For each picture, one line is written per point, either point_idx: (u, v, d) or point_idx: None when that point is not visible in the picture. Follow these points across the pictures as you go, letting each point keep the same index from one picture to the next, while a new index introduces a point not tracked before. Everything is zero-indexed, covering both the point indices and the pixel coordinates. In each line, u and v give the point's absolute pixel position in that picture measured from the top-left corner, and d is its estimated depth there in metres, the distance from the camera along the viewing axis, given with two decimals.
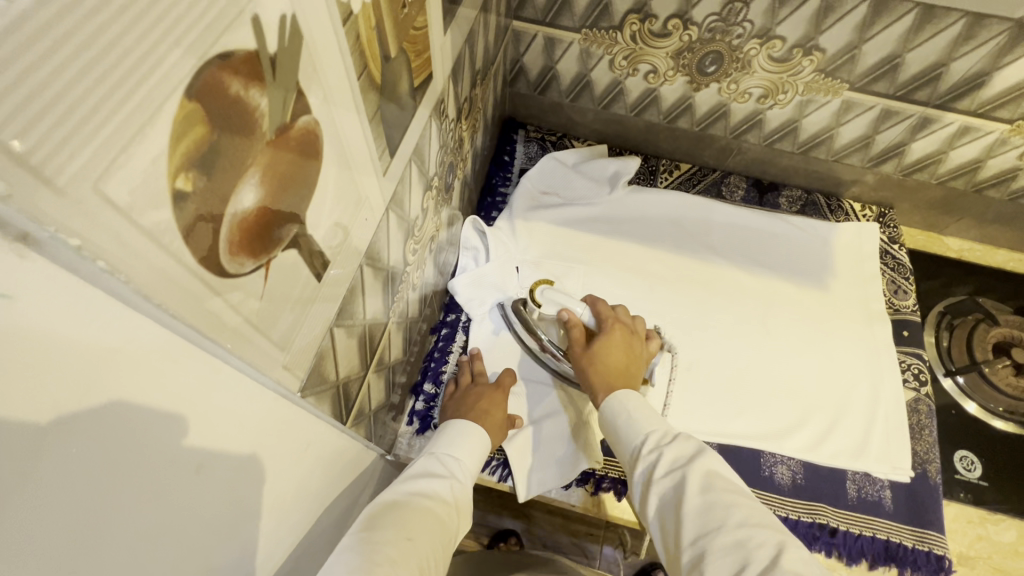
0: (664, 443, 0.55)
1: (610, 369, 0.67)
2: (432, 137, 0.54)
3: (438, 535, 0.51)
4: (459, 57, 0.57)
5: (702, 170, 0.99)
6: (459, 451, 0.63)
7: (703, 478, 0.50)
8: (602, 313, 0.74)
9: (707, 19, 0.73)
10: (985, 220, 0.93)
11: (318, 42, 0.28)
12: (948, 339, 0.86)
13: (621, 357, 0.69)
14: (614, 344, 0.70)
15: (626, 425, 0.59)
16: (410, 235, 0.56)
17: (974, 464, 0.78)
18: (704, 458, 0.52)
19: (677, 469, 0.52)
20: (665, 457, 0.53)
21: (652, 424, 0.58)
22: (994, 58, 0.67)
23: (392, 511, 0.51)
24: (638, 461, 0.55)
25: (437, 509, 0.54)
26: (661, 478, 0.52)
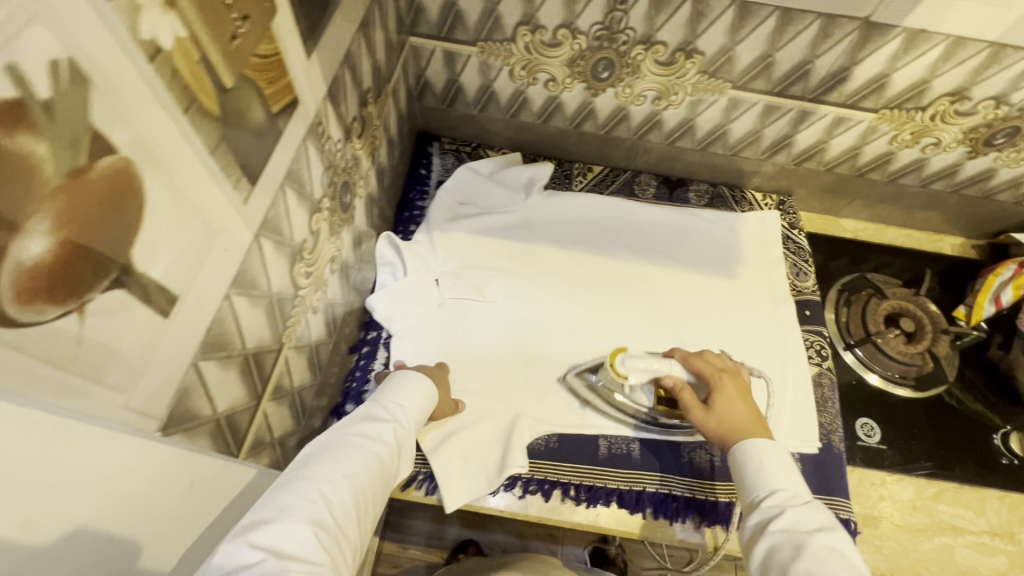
0: (790, 505, 0.57)
1: (739, 426, 0.67)
2: (313, 159, 0.54)
3: (376, 473, 0.51)
4: (338, 80, 0.57)
5: (613, 171, 1.03)
6: (403, 396, 0.61)
7: (822, 549, 0.50)
8: (705, 370, 0.73)
9: (593, 28, 0.76)
10: (872, 202, 1.00)
11: (118, 82, 0.28)
12: (846, 315, 0.92)
13: (743, 407, 0.69)
14: (732, 397, 0.70)
15: (753, 472, 0.61)
16: (300, 258, 0.55)
17: (874, 430, 0.83)
18: (828, 532, 0.52)
19: (793, 532, 0.53)
20: (783, 515, 0.55)
21: (781, 482, 0.59)
22: (852, 53, 0.73)
23: (325, 452, 0.50)
24: (756, 510, 0.58)
25: (377, 449, 0.53)
26: (776, 533, 0.54)
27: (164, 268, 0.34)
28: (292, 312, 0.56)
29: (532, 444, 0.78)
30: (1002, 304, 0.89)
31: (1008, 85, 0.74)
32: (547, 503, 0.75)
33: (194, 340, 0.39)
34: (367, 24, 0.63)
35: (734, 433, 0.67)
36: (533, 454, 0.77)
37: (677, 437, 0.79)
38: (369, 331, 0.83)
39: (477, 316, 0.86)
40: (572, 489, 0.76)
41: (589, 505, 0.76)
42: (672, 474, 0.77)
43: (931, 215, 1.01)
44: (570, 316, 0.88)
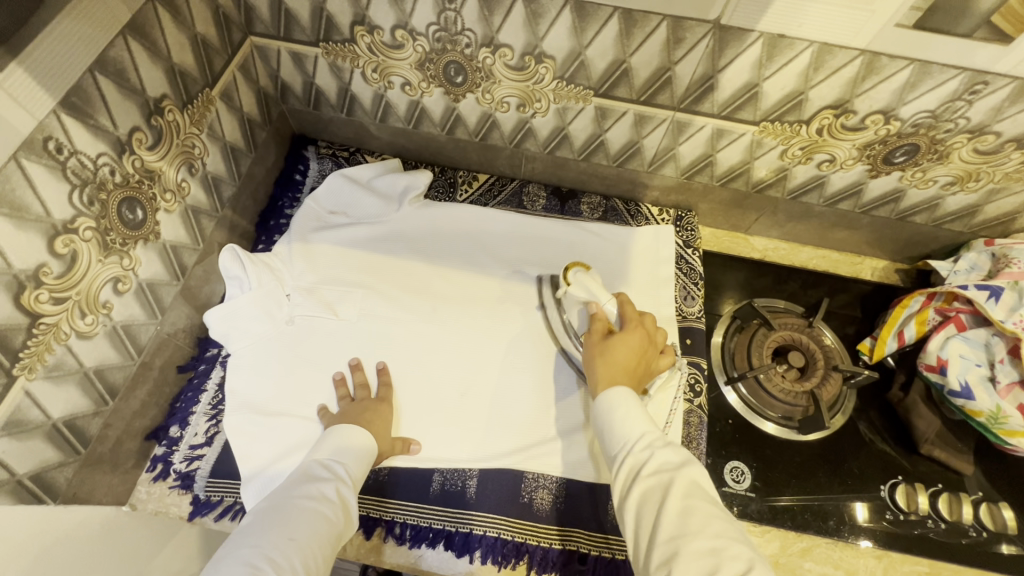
0: (654, 448, 0.59)
1: (614, 368, 0.67)
2: (40, 179, 0.50)
3: (322, 533, 0.57)
4: (84, 90, 0.52)
5: (501, 180, 0.97)
6: (344, 453, 0.66)
7: (687, 486, 0.55)
8: (626, 313, 0.72)
9: (429, 29, 0.69)
10: (779, 219, 0.91)
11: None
12: (732, 345, 0.85)
13: (628, 357, 0.68)
14: (628, 345, 0.69)
15: (618, 422, 0.62)
16: (33, 284, 0.51)
17: (744, 475, 0.76)
18: (687, 468, 0.56)
19: (662, 475, 0.56)
20: (652, 460, 0.58)
21: (644, 427, 0.61)
22: (711, 59, 0.65)
23: (271, 521, 0.57)
24: (625, 457, 0.60)
25: (320, 509, 0.59)
26: (648, 478, 0.56)
27: None
28: (29, 344, 0.52)
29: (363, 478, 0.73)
30: (905, 340, 0.80)
31: (894, 99, 0.65)
32: (367, 541, 0.71)
33: None
34: (145, 27, 0.58)
35: (602, 371, 0.68)
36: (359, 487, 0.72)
37: (522, 472, 0.74)
38: (207, 349, 0.80)
39: (325, 336, 0.81)
40: (396, 527, 0.71)
41: (413, 546, 0.70)
42: (508, 516, 0.72)
43: (846, 236, 0.91)
44: (428, 338, 0.83)
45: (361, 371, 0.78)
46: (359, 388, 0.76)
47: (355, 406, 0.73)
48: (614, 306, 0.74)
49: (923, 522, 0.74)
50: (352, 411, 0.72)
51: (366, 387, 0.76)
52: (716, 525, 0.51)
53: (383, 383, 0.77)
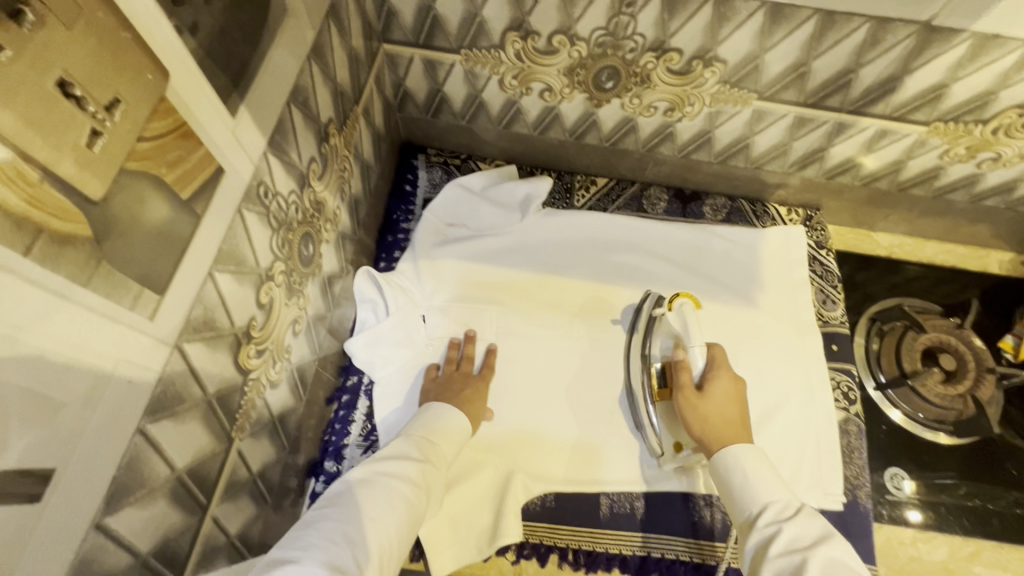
0: (787, 518, 0.51)
1: (724, 426, 0.63)
2: (254, 229, 0.45)
3: (403, 518, 0.52)
4: (283, 124, 0.48)
5: (620, 184, 0.92)
6: (434, 434, 0.63)
7: (824, 564, 0.46)
8: (717, 356, 0.69)
9: (594, 34, 0.64)
10: (911, 216, 0.89)
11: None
12: (879, 346, 0.85)
13: (732, 410, 0.64)
14: (726, 396, 0.65)
15: (739, 489, 0.57)
16: (245, 340, 0.47)
17: (904, 482, 0.78)
18: (828, 544, 0.48)
19: (794, 552, 0.48)
20: (782, 535, 0.49)
21: (775, 494, 0.54)
22: (905, 61, 0.61)
23: (356, 492, 0.53)
24: (752, 530, 0.52)
25: (406, 491, 0.54)
26: (780, 557, 0.48)
27: (21, 456, 0.26)
28: (241, 403, 0.48)
29: (529, 505, 0.72)
30: None
31: None
32: (543, 567, 0.72)
33: (95, 501, 0.32)
34: (322, 48, 0.53)
35: (711, 431, 0.63)
36: (534, 517, 0.72)
37: (687, 491, 0.73)
38: (348, 378, 0.78)
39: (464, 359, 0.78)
40: (569, 553, 0.71)
41: (588, 571, 0.71)
42: (680, 536, 0.71)
43: (980, 230, 0.89)
44: (572, 355, 0.79)
45: (474, 344, 0.77)
46: (484, 367, 0.76)
47: (451, 379, 0.73)
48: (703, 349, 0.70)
49: (992, 499, 0.76)
50: (454, 384, 0.72)
51: (472, 360, 0.76)
52: None
53: (487, 364, 0.76)
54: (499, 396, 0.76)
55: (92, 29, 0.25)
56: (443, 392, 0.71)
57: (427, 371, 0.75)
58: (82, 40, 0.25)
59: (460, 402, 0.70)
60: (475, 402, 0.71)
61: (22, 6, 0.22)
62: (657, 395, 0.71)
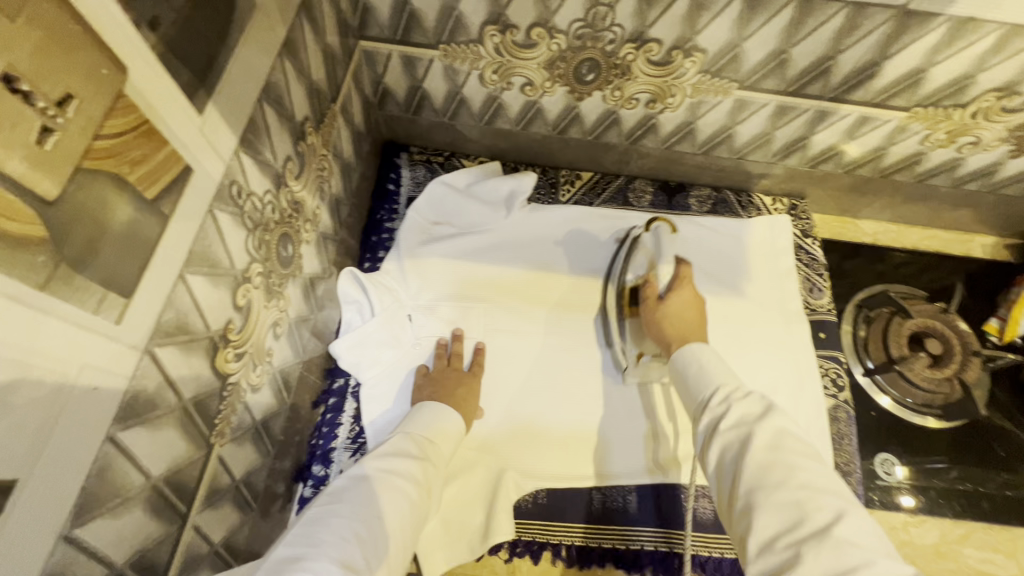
0: (734, 397, 0.50)
1: (681, 327, 0.66)
2: (228, 230, 0.44)
3: (407, 518, 0.52)
4: (256, 122, 0.47)
5: (605, 178, 0.92)
6: (434, 434, 0.62)
7: (773, 437, 0.46)
8: (684, 273, 0.71)
9: (573, 26, 0.63)
10: (895, 203, 0.89)
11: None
12: (866, 332, 0.85)
13: (692, 313, 0.67)
14: (687, 303, 0.68)
15: (694, 374, 0.54)
16: (222, 343, 0.46)
17: (895, 466, 0.78)
18: (773, 416, 0.47)
19: (743, 427, 0.47)
20: (732, 410, 0.49)
21: (725, 378, 0.53)
22: (883, 46, 0.61)
23: (361, 488, 0.52)
24: (704, 411, 0.51)
25: (410, 490, 0.54)
26: (728, 432, 0.48)
27: None
28: (220, 408, 0.47)
29: (521, 502, 0.72)
30: None
31: None
32: (536, 564, 0.71)
33: (61, 512, 0.31)
34: (294, 44, 0.52)
35: (667, 332, 0.66)
36: (527, 515, 0.71)
37: (678, 484, 0.73)
38: (335, 380, 0.77)
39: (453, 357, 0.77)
40: (562, 550, 0.70)
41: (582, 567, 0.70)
42: (674, 529, 0.71)
43: (963, 215, 0.90)
44: (561, 351, 0.79)
45: (462, 342, 0.77)
46: (474, 364, 0.75)
47: (444, 376, 0.73)
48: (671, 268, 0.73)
49: (983, 482, 0.77)
50: (447, 382, 0.71)
51: (461, 357, 0.75)
52: (803, 474, 0.43)
53: (476, 363, 0.75)
54: (488, 395, 0.75)
55: (38, 22, 0.24)
56: (437, 388, 0.70)
57: (418, 370, 0.74)
58: (27, 35, 0.24)
59: (453, 401, 0.69)
60: (467, 401, 0.70)
61: None
62: (627, 311, 0.75)
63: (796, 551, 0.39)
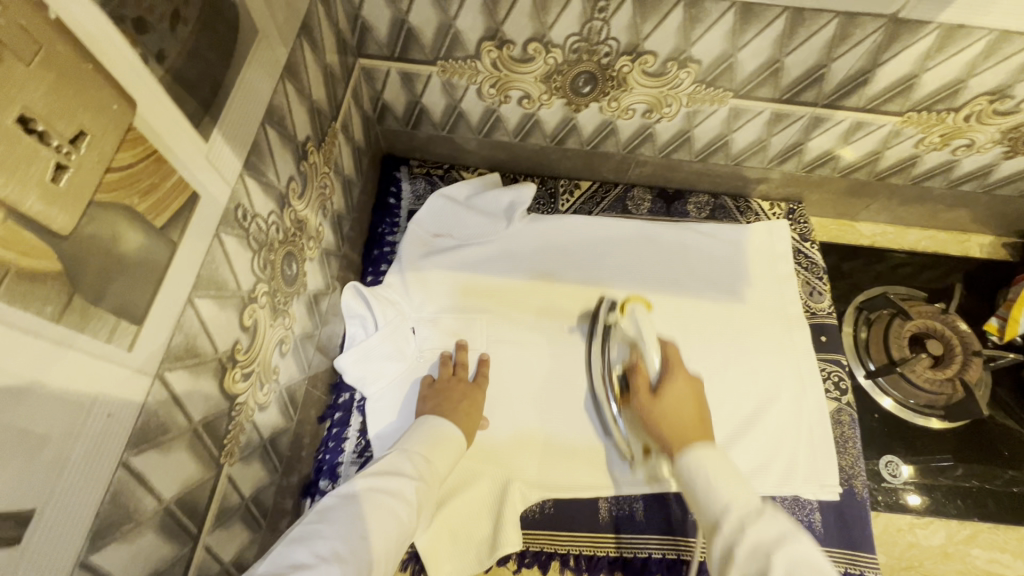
0: (746, 521, 0.50)
1: (677, 424, 0.63)
2: (234, 253, 0.45)
3: (392, 536, 0.53)
4: (259, 145, 0.47)
5: (603, 186, 0.93)
6: (428, 449, 0.62)
7: (739, 521, 0.50)
8: (671, 357, 0.70)
9: (569, 40, 0.64)
10: (892, 205, 0.90)
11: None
12: (866, 334, 0.85)
13: (688, 407, 0.64)
14: (681, 391, 0.66)
15: (704, 492, 0.54)
16: (230, 364, 0.47)
17: (899, 468, 0.78)
18: (790, 544, 0.47)
19: (760, 555, 0.47)
20: (747, 541, 0.48)
21: (737, 497, 0.52)
22: (875, 54, 0.62)
23: (350, 508, 0.53)
24: (717, 537, 0.51)
25: (398, 508, 0.55)
26: (744, 563, 0.47)
27: None
28: (229, 428, 0.48)
29: (528, 512, 0.72)
30: None
31: None
32: None
33: (77, 540, 0.31)
34: (295, 66, 0.53)
35: (666, 428, 0.63)
36: (534, 525, 0.71)
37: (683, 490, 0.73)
38: (340, 394, 0.77)
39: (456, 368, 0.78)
40: (570, 559, 0.70)
41: None
42: (681, 535, 0.71)
43: (959, 216, 0.90)
44: (564, 360, 0.79)
45: (466, 352, 0.78)
46: (478, 373, 0.76)
47: (449, 386, 0.73)
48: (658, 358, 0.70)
49: (989, 479, 0.77)
50: (453, 394, 0.72)
51: (466, 367, 0.76)
52: None
53: (481, 373, 0.76)
54: (493, 405, 0.76)
55: (51, 63, 0.25)
56: (441, 400, 0.70)
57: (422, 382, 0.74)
58: (41, 76, 0.25)
59: (456, 414, 0.69)
60: (471, 413, 0.70)
61: None
62: (620, 400, 0.72)
63: None
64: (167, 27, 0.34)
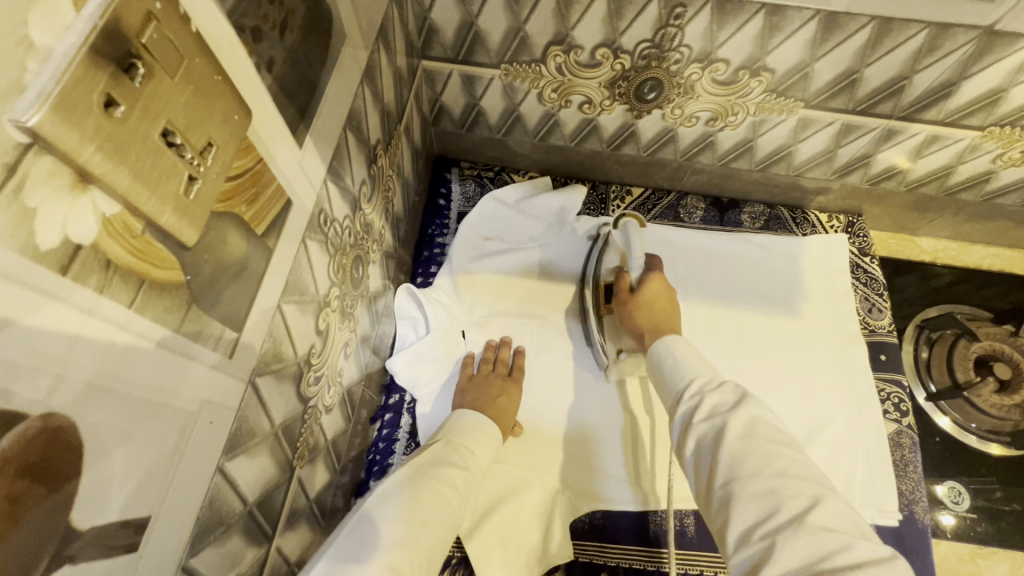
0: (708, 388, 0.50)
1: (654, 320, 0.65)
2: (315, 258, 0.45)
3: (447, 522, 0.52)
4: (340, 150, 0.47)
5: (656, 193, 0.91)
6: (473, 442, 0.62)
7: (747, 425, 0.45)
8: (655, 262, 0.70)
9: (639, 47, 0.63)
10: (957, 221, 0.87)
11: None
12: (928, 354, 0.83)
13: (662, 310, 0.66)
14: (658, 285, 0.68)
15: (670, 370, 0.55)
16: (307, 369, 0.47)
17: (961, 495, 0.76)
18: (749, 403, 0.47)
19: (716, 417, 0.47)
20: (702, 402, 0.49)
21: (698, 371, 0.53)
22: (963, 67, 0.59)
23: (404, 494, 0.52)
24: (678, 404, 0.51)
25: (450, 496, 0.54)
26: (700, 427, 0.48)
27: (126, 505, 0.26)
28: (302, 429, 0.48)
29: (578, 522, 0.71)
30: None
31: None
32: None
33: (181, 544, 0.32)
34: (372, 71, 0.52)
35: (642, 322, 0.66)
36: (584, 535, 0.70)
37: None
38: (391, 395, 0.78)
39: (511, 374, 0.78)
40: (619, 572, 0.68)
41: None
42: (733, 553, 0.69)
43: None
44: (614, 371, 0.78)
45: (508, 349, 0.77)
46: (515, 367, 0.75)
47: (487, 380, 0.72)
48: (643, 264, 0.70)
49: None
50: (491, 389, 0.71)
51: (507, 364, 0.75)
52: (783, 461, 0.42)
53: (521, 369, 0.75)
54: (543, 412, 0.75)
55: (190, 75, 0.25)
56: (480, 394, 0.69)
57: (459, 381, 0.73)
58: (182, 89, 0.25)
59: (494, 409, 0.68)
60: (508, 411, 0.70)
61: (134, 60, 0.22)
62: (604, 307, 0.74)
63: (772, 543, 0.38)
64: (277, 36, 0.33)
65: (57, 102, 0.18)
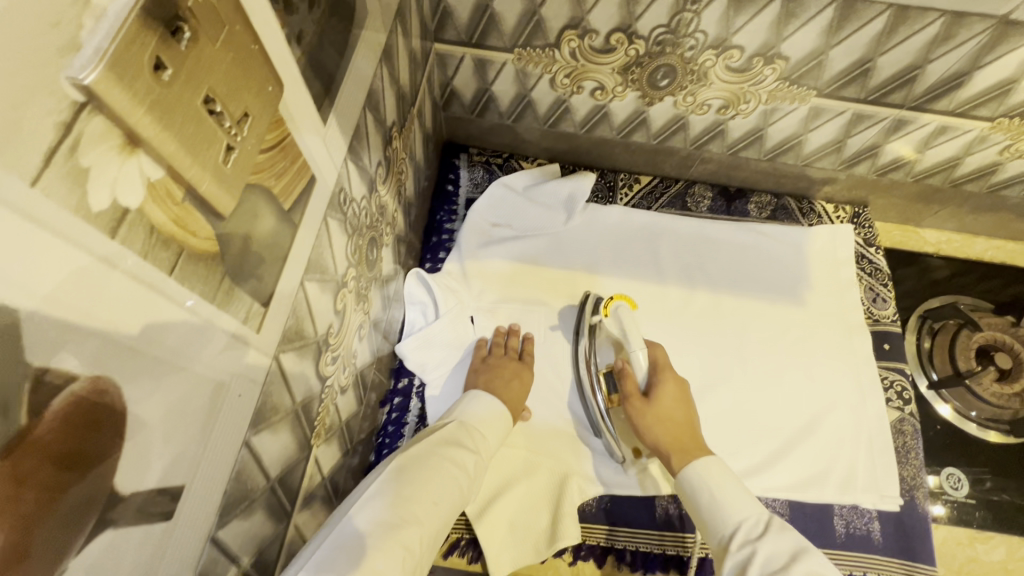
0: (756, 538, 0.52)
1: (672, 430, 0.65)
2: (335, 236, 0.45)
3: (456, 501, 0.53)
4: (359, 129, 0.47)
5: (664, 182, 0.91)
6: (483, 425, 0.62)
7: None
8: (659, 360, 0.71)
9: (654, 32, 0.63)
10: (961, 213, 0.87)
11: (40, 275, 0.18)
12: (930, 344, 0.84)
13: (679, 414, 0.66)
14: (669, 395, 0.67)
15: (709, 509, 0.56)
16: (325, 349, 0.47)
17: (960, 481, 0.77)
18: (805, 555, 0.49)
19: (773, 568, 0.49)
20: (759, 553, 0.50)
21: (744, 510, 0.55)
22: (976, 57, 0.60)
23: (415, 470, 0.52)
24: (727, 556, 0.52)
25: (461, 477, 0.54)
26: (760, 574, 0.49)
27: (163, 473, 0.26)
28: (320, 409, 0.49)
29: (585, 507, 0.72)
30: None
31: None
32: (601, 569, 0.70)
33: (211, 516, 0.32)
34: (390, 50, 0.52)
35: (663, 433, 0.65)
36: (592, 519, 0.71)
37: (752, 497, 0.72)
38: (400, 380, 0.78)
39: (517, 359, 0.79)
40: (626, 555, 0.70)
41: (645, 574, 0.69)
42: None
43: None
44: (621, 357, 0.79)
45: (517, 337, 0.78)
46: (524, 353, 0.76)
47: (500, 363, 0.73)
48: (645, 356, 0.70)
49: None
50: (505, 371, 0.71)
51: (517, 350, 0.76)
52: None
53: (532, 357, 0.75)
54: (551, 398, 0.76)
55: (230, 43, 0.25)
56: (494, 375, 0.70)
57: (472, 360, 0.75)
58: (223, 55, 0.24)
59: (508, 393, 0.69)
60: (520, 395, 0.70)
61: (180, 23, 0.21)
62: (608, 401, 0.71)
63: None
64: (306, 7, 0.33)
65: (112, 61, 0.18)
